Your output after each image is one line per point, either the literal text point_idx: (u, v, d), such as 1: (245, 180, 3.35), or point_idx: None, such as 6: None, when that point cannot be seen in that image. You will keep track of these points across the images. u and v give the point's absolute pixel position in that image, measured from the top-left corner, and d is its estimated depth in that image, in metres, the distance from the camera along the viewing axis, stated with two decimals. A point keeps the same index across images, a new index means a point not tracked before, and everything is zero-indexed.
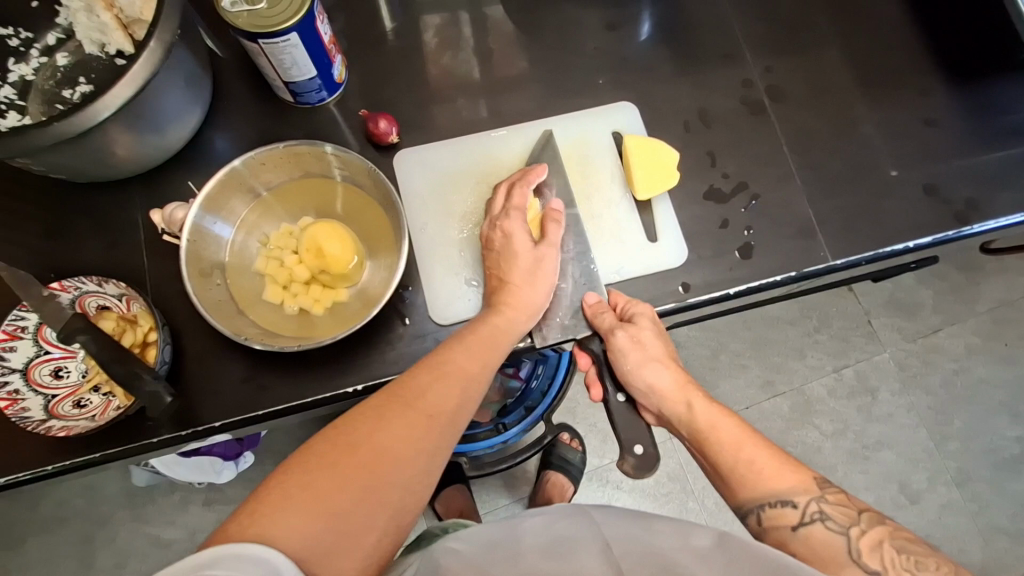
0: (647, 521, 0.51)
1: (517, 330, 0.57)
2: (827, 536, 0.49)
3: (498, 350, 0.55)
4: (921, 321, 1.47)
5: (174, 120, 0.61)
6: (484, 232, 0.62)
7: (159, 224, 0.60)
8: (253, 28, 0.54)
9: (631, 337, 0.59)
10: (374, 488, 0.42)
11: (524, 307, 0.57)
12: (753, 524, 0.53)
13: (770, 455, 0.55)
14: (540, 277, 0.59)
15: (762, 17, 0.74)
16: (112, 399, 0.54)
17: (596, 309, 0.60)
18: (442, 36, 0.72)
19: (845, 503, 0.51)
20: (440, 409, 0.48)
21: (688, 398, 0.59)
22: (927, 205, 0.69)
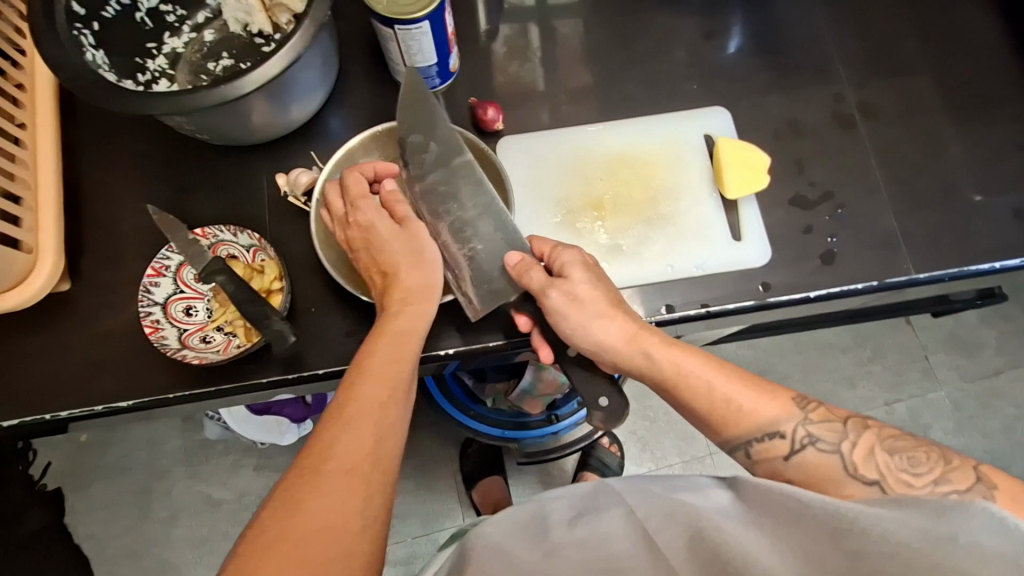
0: (669, 485, 0.53)
1: (417, 331, 0.57)
2: (820, 458, 0.52)
3: (407, 350, 0.55)
4: (982, 362, 1.43)
5: (308, 93, 0.68)
6: (341, 238, 0.60)
7: (284, 186, 0.66)
8: (390, 13, 0.60)
9: (565, 294, 0.58)
10: (334, 528, 0.45)
11: (412, 296, 0.57)
12: (743, 458, 0.55)
13: (745, 387, 0.55)
14: (422, 255, 0.59)
15: (856, 36, 0.76)
16: (233, 338, 0.60)
17: (521, 271, 0.59)
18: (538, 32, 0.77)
19: (828, 418, 0.53)
20: (359, 452, 0.48)
21: (641, 347, 0.57)
22: (1014, 229, 0.69)
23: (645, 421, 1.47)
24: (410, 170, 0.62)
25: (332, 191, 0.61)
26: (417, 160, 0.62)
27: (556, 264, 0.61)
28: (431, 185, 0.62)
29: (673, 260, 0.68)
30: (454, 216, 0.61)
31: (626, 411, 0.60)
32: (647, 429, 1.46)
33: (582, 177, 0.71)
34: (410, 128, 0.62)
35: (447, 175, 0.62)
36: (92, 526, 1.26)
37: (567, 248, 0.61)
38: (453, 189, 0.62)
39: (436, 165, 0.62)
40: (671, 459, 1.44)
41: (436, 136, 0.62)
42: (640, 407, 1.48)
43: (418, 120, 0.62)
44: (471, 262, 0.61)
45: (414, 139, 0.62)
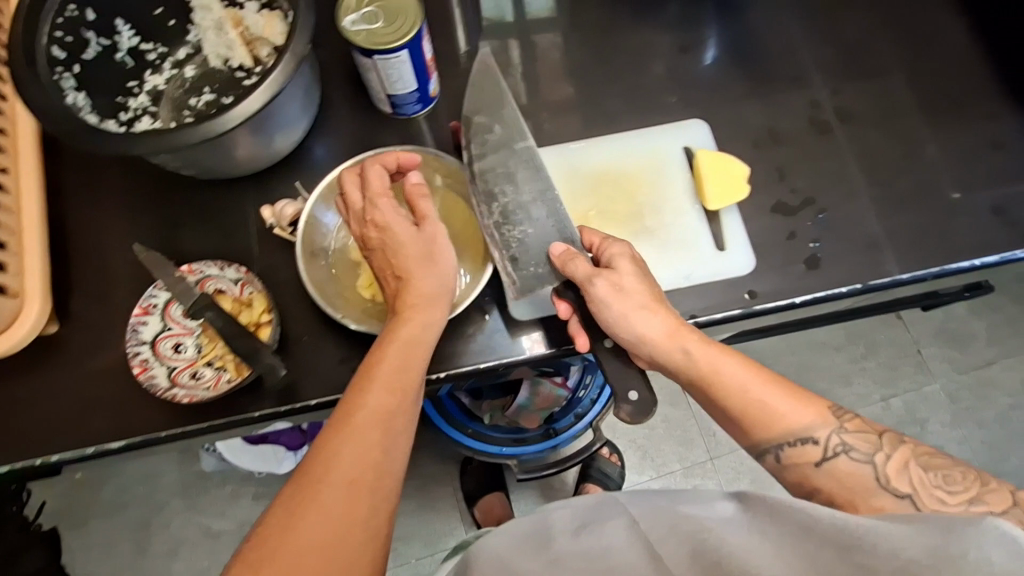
0: (675, 500, 0.53)
1: (425, 339, 0.57)
2: (853, 467, 0.53)
3: (416, 357, 0.55)
4: (974, 353, 1.45)
5: (291, 123, 0.68)
6: (358, 232, 0.61)
7: (269, 218, 0.66)
8: (367, 44, 0.60)
9: (611, 285, 0.60)
10: (336, 540, 0.47)
11: (423, 302, 0.57)
12: (772, 462, 0.56)
13: (782, 393, 0.56)
14: (434, 259, 0.58)
15: (829, 43, 0.78)
16: (223, 373, 0.59)
17: (567, 260, 0.61)
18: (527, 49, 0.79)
19: (864, 429, 0.54)
20: (362, 462, 0.49)
21: (682, 343, 0.58)
22: (994, 225, 0.70)
23: (644, 429, 1.47)
24: (472, 148, 0.68)
25: (353, 184, 0.61)
26: (480, 140, 0.69)
27: (604, 255, 0.63)
28: (488, 166, 0.68)
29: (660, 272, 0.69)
30: (510, 197, 0.67)
31: (653, 409, 0.62)
32: (647, 437, 1.46)
33: (566, 194, 0.72)
34: (477, 111, 0.70)
35: (505, 158, 0.68)
36: (90, 565, 1.24)
37: (616, 241, 0.63)
38: (510, 172, 0.68)
39: (497, 146, 0.69)
40: (672, 466, 1.45)
41: (499, 121, 0.70)
42: None
43: (486, 105, 0.71)
44: (520, 242, 0.65)
45: (479, 121, 0.70)
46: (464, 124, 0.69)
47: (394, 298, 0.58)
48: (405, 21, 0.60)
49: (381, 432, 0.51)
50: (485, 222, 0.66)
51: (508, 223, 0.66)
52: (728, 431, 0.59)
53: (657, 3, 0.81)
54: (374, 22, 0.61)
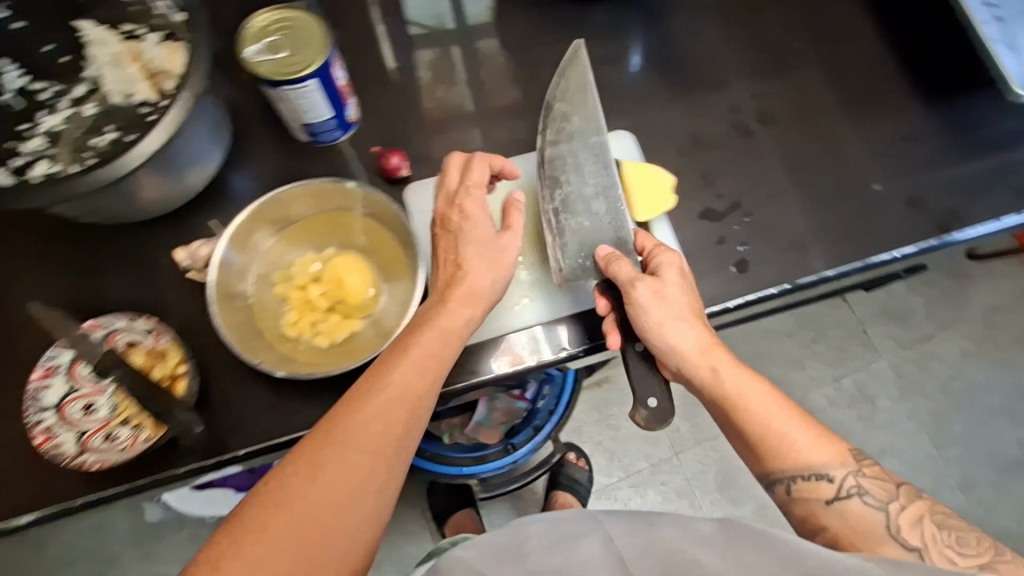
0: (652, 523, 0.57)
1: (457, 329, 0.56)
2: (865, 511, 0.54)
3: (450, 345, 0.56)
4: (915, 328, 1.51)
5: (200, 160, 0.65)
6: (439, 210, 0.63)
7: (183, 261, 0.63)
8: (272, 76, 0.58)
9: (654, 291, 0.60)
10: (340, 517, 0.46)
11: (471, 298, 0.58)
12: (782, 493, 0.57)
13: (806, 429, 0.56)
14: (498, 263, 0.60)
15: (746, 46, 0.79)
16: (139, 431, 0.56)
17: (613, 260, 0.63)
18: (435, 70, 0.78)
19: (882, 478, 0.55)
20: (384, 437, 0.49)
21: (711, 360, 0.59)
22: (910, 216, 0.72)
23: (610, 430, 1.48)
24: (548, 132, 0.69)
25: (454, 168, 0.64)
26: (558, 126, 0.69)
27: (653, 260, 0.63)
28: (560, 153, 0.68)
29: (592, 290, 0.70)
30: (573, 187, 0.67)
31: (668, 419, 0.62)
32: (613, 438, 1.47)
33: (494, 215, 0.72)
34: (560, 97, 0.69)
35: (576, 147, 0.68)
36: None
37: (669, 250, 0.63)
38: (579, 162, 0.68)
39: (571, 134, 0.68)
40: (639, 464, 1.45)
41: (578, 111, 0.69)
42: (603, 416, 1.49)
43: (569, 91, 0.69)
44: (574, 233, 0.66)
45: (559, 107, 0.69)
46: (546, 110, 0.69)
47: (444, 288, 0.58)
48: (311, 51, 0.58)
49: (410, 412, 0.51)
50: (548, 207, 0.67)
51: (567, 212, 0.67)
52: (741, 454, 0.59)
53: (577, 14, 0.80)
54: (277, 52, 0.58)
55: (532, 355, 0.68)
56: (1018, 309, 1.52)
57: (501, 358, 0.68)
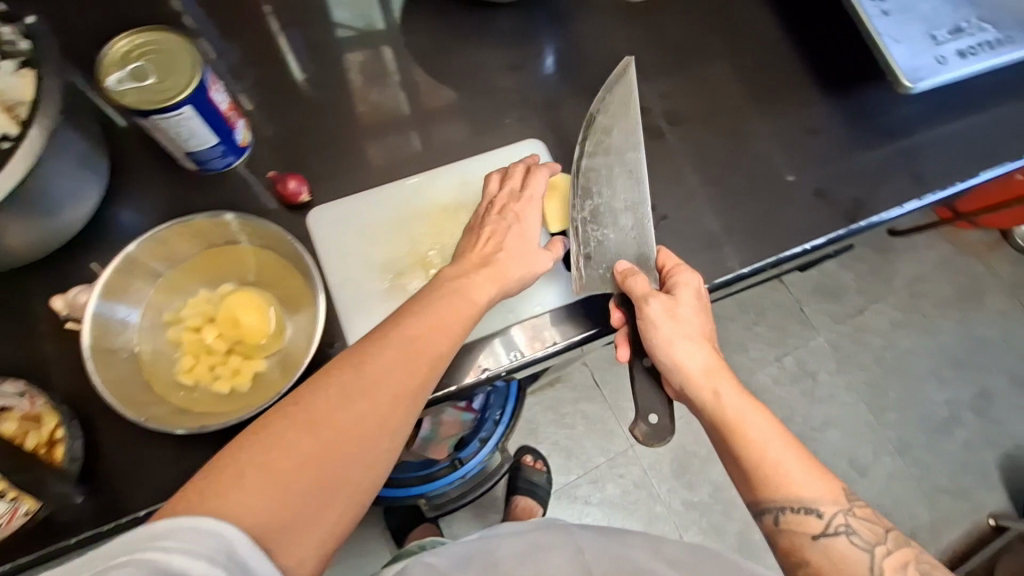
0: (615, 543, 0.71)
1: (475, 296, 0.58)
2: (850, 550, 0.54)
3: (466, 310, 0.57)
4: (847, 303, 1.57)
5: (71, 200, 0.59)
6: (499, 201, 0.65)
7: (62, 310, 0.57)
8: (139, 104, 0.53)
9: (666, 308, 0.61)
10: (340, 453, 0.46)
11: (502, 278, 0.60)
12: (770, 523, 0.57)
13: (802, 462, 0.56)
14: (535, 266, 0.63)
15: (652, 46, 0.79)
16: (18, 505, 0.51)
17: (630, 274, 0.63)
18: (369, 70, 0.75)
19: (871, 519, 0.55)
20: (402, 385, 0.50)
21: (715, 383, 0.59)
22: (818, 207, 0.74)
23: (565, 429, 1.47)
24: (587, 143, 0.70)
25: (517, 172, 0.66)
26: (597, 139, 0.71)
27: (671, 279, 0.64)
28: (594, 167, 0.70)
29: (512, 307, 0.68)
30: (604, 199, 0.69)
31: (667, 438, 0.63)
32: (569, 437, 1.46)
33: (404, 235, 0.69)
34: (602, 111, 0.72)
35: (611, 163, 0.70)
36: None
37: (688, 270, 0.64)
38: (609, 176, 0.70)
39: (606, 150, 0.70)
40: (596, 460, 1.45)
41: (617, 125, 0.72)
42: (558, 416, 1.48)
43: (612, 108, 0.72)
44: (597, 244, 0.67)
45: (601, 121, 0.71)
46: (589, 121, 0.71)
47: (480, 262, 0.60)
48: (181, 76, 0.54)
49: (429, 366, 0.52)
50: (574, 215, 0.67)
51: (593, 222, 0.68)
52: (736, 481, 0.60)
53: (482, 21, 0.79)
54: (144, 79, 0.54)
55: (488, 362, 0.66)
56: (938, 277, 1.60)
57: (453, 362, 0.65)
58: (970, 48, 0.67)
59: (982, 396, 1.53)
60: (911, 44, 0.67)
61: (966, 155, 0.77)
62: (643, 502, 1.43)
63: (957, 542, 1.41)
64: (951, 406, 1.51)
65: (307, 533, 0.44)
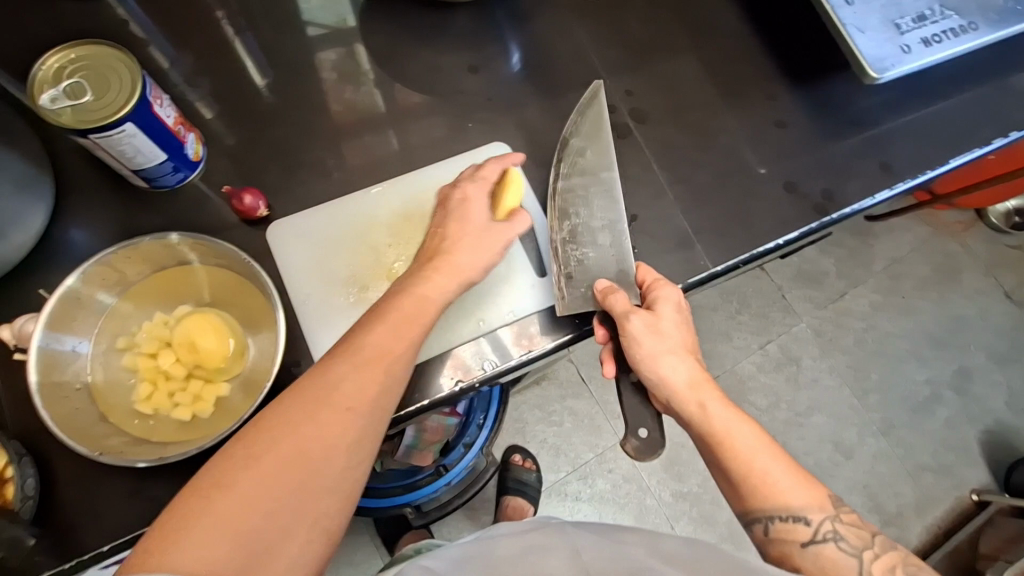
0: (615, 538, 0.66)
1: (431, 295, 0.57)
2: (839, 556, 0.54)
3: (423, 314, 0.55)
4: (827, 288, 1.58)
5: (14, 221, 0.57)
6: (445, 193, 0.64)
7: (9, 340, 0.55)
8: (75, 124, 0.50)
9: (648, 325, 0.60)
10: (299, 477, 0.45)
11: (458, 273, 0.58)
12: (760, 532, 0.57)
13: (787, 470, 0.57)
14: (489, 246, 0.60)
15: (618, 41, 0.78)
16: None
17: (608, 292, 0.62)
18: (342, 70, 0.73)
19: (857, 525, 0.56)
20: (360, 399, 0.49)
21: (701, 396, 0.59)
22: (789, 201, 0.73)
23: (553, 427, 1.47)
24: (563, 165, 0.69)
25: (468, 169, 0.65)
26: (572, 161, 0.69)
27: (651, 295, 0.62)
28: (569, 188, 0.68)
29: (484, 315, 0.66)
30: (582, 219, 0.67)
31: (659, 449, 0.63)
32: (556, 434, 1.46)
33: (369, 246, 0.67)
34: (575, 133, 0.70)
35: (588, 183, 0.69)
36: None
37: (669, 285, 0.63)
38: (587, 196, 0.68)
39: (582, 172, 0.69)
40: (585, 456, 1.45)
41: (592, 147, 0.70)
42: (545, 414, 1.47)
43: (586, 129, 0.71)
44: (578, 264, 0.66)
45: (575, 143, 0.70)
46: (561, 145, 0.70)
47: (432, 258, 0.59)
48: (119, 93, 0.51)
49: (386, 375, 0.51)
50: (553, 237, 0.66)
51: (573, 242, 0.66)
52: (724, 491, 0.61)
53: (443, 22, 0.77)
54: (81, 97, 0.51)
55: (478, 360, 0.64)
56: (916, 259, 1.62)
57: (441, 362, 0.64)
58: (935, 35, 0.67)
59: (962, 374, 1.55)
60: (876, 34, 0.66)
61: (934, 143, 0.77)
62: (633, 495, 1.43)
63: (942, 519, 1.43)
64: (932, 385, 1.53)
65: (274, 561, 0.43)
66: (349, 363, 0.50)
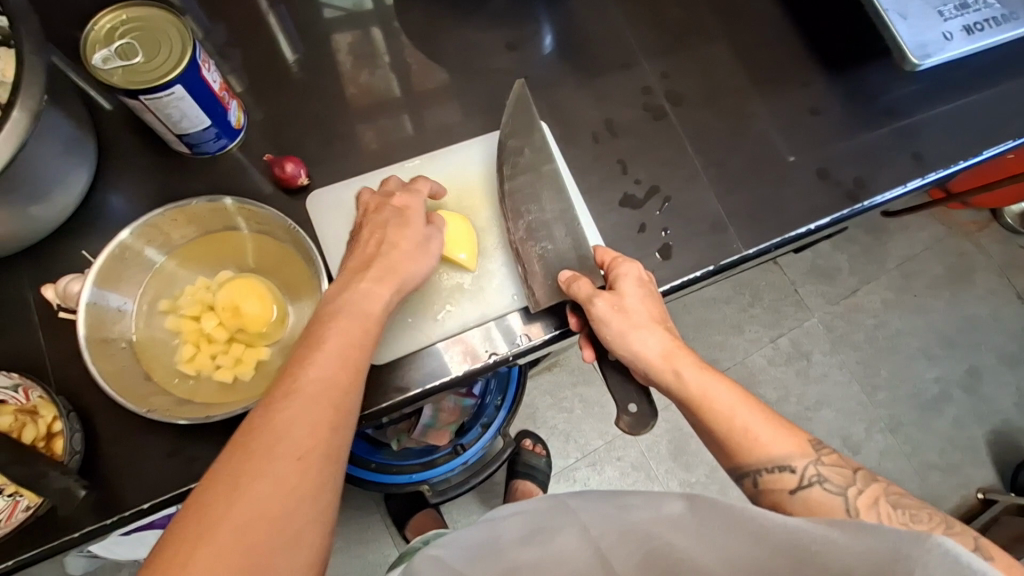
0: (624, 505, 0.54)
1: (372, 310, 0.52)
2: (825, 498, 0.53)
3: (366, 331, 0.51)
4: (841, 284, 1.58)
5: (59, 185, 0.57)
6: (366, 199, 0.61)
7: (53, 300, 0.57)
8: (126, 84, 0.51)
9: (611, 304, 0.60)
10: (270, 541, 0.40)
11: (398, 281, 0.55)
12: (751, 487, 0.56)
13: (767, 421, 0.56)
14: (426, 250, 0.58)
15: (652, 24, 0.77)
16: (18, 500, 0.50)
17: (570, 281, 0.61)
18: (356, 53, 0.73)
19: (840, 464, 0.55)
20: (314, 436, 0.44)
21: (675, 365, 0.58)
22: (821, 187, 0.73)
23: (563, 413, 1.47)
24: (504, 168, 0.67)
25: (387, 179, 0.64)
26: (512, 161, 0.67)
27: (612, 273, 0.62)
28: (518, 186, 0.67)
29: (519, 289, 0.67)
30: (534, 215, 0.66)
31: (652, 422, 0.61)
32: (567, 420, 1.47)
33: None
34: (512, 132, 0.68)
35: (533, 179, 0.67)
36: None
37: (627, 260, 0.63)
38: (536, 192, 0.67)
39: (526, 169, 0.68)
40: (595, 443, 1.46)
41: (529, 147, 0.68)
42: (557, 400, 1.48)
43: (518, 125, 0.68)
44: (540, 260, 0.65)
45: (512, 143, 0.68)
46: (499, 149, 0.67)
47: (368, 265, 0.55)
48: (169, 54, 0.52)
49: (334, 403, 0.46)
50: (512, 238, 0.66)
51: (531, 239, 0.65)
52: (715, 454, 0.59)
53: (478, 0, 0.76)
54: (131, 57, 0.52)
55: (487, 348, 0.65)
56: (929, 257, 1.61)
57: (453, 348, 0.65)
58: (977, 24, 0.67)
59: (971, 373, 1.55)
60: (918, 20, 0.66)
61: (966, 135, 0.77)
62: (641, 483, 1.44)
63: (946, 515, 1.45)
64: (941, 383, 1.54)
65: None
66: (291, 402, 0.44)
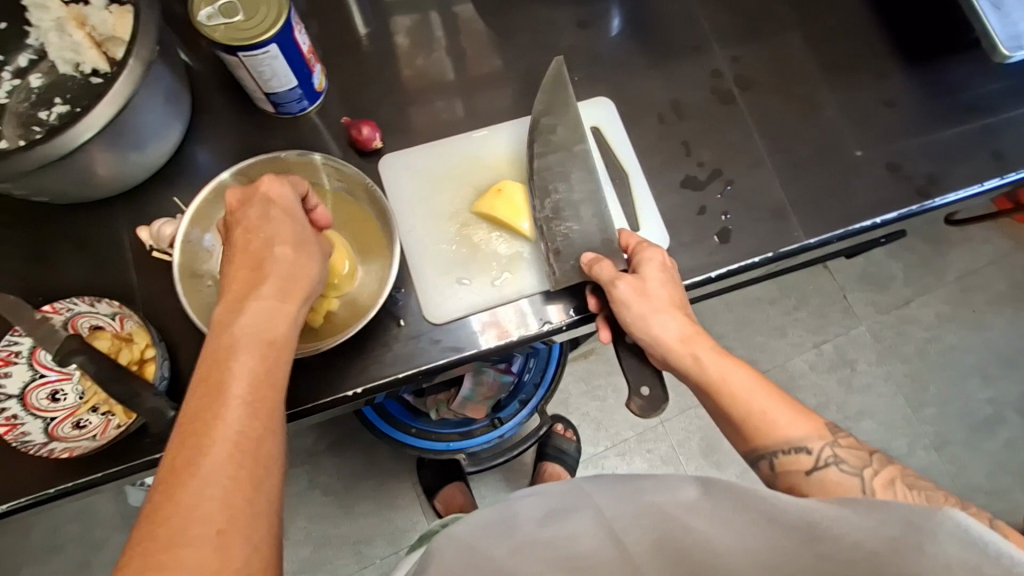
0: (638, 489, 0.52)
1: (284, 333, 0.46)
2: (842, 478, 0.52)
3: (269, 348, 0.44)
4: (894, 294, 1.52)
5: (157, 136, 0.62)
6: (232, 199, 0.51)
7: (147, 240, 0.61)
8: (227, 41, 0.54)
9: (633, 288, 0.60)
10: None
11: (287, 279, 0.48)
12: (766, 469, 0.55)
13: (782, 405, 0.55)
14: (310, 239, 0.51)
15: (725, 8, 0.77)
16: (111, 417, 0.57)
17: (592, 263, 0.62)
18: (425, 30, 0.75)
19: (856, 446, 0.53)
20: (228, 471, 0.39)
21: (693, 350, 0.58)
22: (890, 180, 0.71)
23: (596, 401, 1.48)
24: (537, 145, 0.67)
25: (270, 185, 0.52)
26: (553, 139, 0.68)
27: (636, 257, 0.63)
28: (546, 165, 0.67)
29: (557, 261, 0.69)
30: (562, 194, 0.66)
31: (664, 405, 0.62)
32: (600, 408, 1.47)
33: (473, 187, 0.70)
34: (544, 111, 0.68)
35: (563, 159, 0.67)
36: None
37: (652, 246, 0.63)
38: (565, 170, 0.67)
39: (558, 147, 0.68)
40: (626, 433, 1.46)
41: (563, 122, 0.68)
42: (590, 387, 1.48)
43: (553, 104, 0.68)
44: (563, 239, 0.65)
45: (544, 121, 0.68)
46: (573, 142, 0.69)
47: (252, 269, 0.47)
48: (268, 12, 0.55)
49: (243, 431, 0.40)
50: (537, 216, 0.66)
51: (557, 218, 0.65)
52: (729, 437, 0.58)
53: None
54: (233, 14, 0.55)
55: (519, 330, 0.66)
56: (993, 273, 1.54)
57: (488, 331, 0.66)
58: None
59: None
60: (1013, 11, 0.63)
61: None
62: None
63: None
64: (994, 405, 1.47)
65: None
66: (182, 481, 0.38)
